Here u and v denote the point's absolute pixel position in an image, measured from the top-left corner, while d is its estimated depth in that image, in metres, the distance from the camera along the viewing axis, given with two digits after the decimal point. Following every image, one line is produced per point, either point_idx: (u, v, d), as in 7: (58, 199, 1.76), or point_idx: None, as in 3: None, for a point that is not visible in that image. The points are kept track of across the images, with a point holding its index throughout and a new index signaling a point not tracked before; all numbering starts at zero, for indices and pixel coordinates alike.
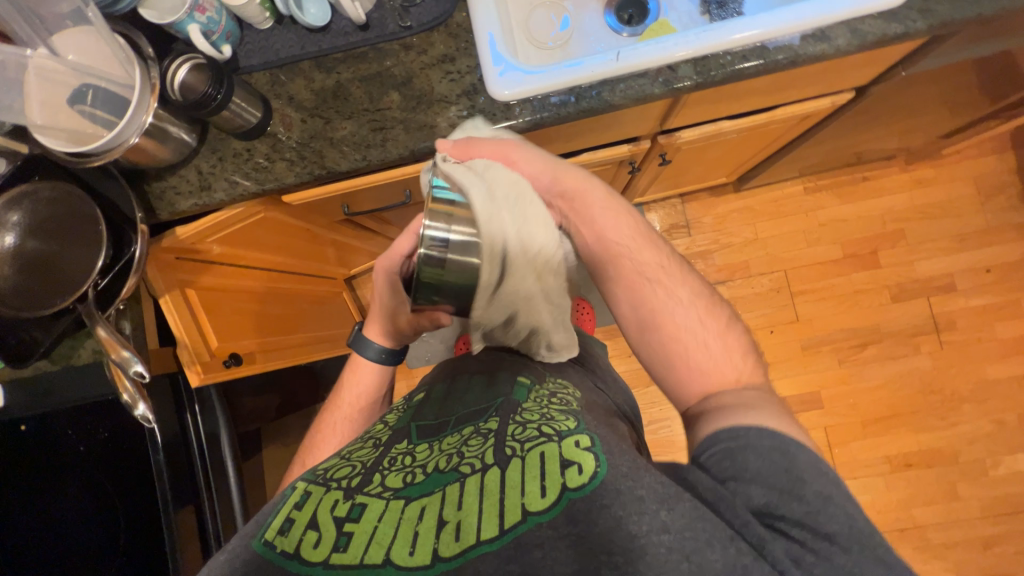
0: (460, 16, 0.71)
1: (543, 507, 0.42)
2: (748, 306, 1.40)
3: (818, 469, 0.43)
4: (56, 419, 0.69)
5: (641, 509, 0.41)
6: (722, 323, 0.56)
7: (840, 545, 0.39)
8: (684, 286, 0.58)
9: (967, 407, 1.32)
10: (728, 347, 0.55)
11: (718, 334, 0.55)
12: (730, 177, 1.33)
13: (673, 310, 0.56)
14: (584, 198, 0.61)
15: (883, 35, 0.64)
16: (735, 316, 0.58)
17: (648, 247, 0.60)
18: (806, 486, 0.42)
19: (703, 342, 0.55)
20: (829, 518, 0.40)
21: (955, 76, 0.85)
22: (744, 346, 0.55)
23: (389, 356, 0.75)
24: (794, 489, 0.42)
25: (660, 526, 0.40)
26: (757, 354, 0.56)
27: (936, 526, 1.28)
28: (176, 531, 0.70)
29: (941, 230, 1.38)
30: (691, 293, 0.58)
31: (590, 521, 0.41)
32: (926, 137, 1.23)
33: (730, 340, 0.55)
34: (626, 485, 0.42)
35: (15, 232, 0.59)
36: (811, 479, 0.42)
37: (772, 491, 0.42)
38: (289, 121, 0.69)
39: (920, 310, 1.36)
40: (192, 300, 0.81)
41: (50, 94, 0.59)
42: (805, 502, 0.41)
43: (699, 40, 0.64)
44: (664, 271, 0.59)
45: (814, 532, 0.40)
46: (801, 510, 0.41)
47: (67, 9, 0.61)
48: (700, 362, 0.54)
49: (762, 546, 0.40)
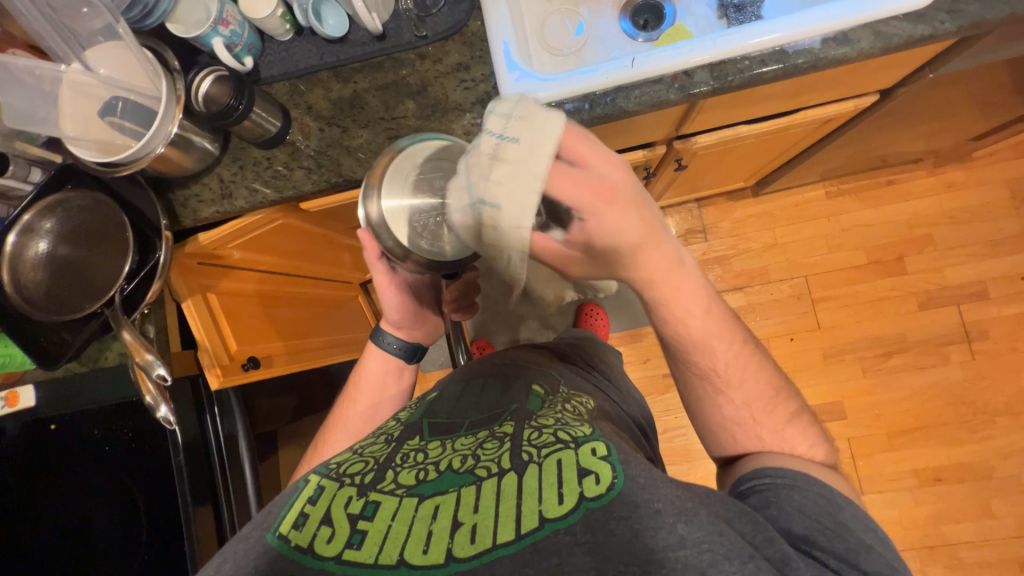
0: (475, 24, 0.71)
1: (560, 514, 0.42)
2: (767, 313, 1.37)
3: (862, 524, 0.45)
4: (84, 418, 0.72)
5: (659, 523, 0.41)
6: (783, 416, 0.55)
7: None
8: (744, 386, 0.56)
9: (1001, 421, 1.26)
10: (788, 440, 0.54)
11: (774, 426, 0.55)
12: (748, 181, 1.30)
13: (723, 401, 0.56)
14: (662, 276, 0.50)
15: (908, 37, 0.62)
16: (798, 405, 0.57)
17: (717, 338, 0.55)
18: (849, 531, 0.44)
19: (762, 436, 0.55)
20: (869, 561, 0.42)
21: (987, 76, 0.82)
22: (812, 439, 0.55)
23: (405, 351, 0.77)
24: (836, 528, 0.44)
25: (678, 541, 0.40)
26: (822, 439, 0.56)
27: (968, 545, 1.22)
28: (194, 532, 0.71)
29: (972, 235, 1.33)
30: (754, 390, 0.56)
31: (608, 531, 0.41)
32: (957, 139, 1.19)
33: (791, 434, 0.55)
34: (644, 499, 0.42)
35: (48, 238, 0.61)
36: (852, 526, 0.44)
37: (817, 524, 0.44)
38: (307, 130, 0.71)
39: (950, 318, 1.31)
40: (213, 304, 0.83)
41: (81, 106, 0.61)
42: (846, 542, 0.43)
43: (717, 45, 0.63)
44: (722, 364, 0.56)
45: (851, 567, 0.41)
46: (843, 546, 0.43)
47: (98, 24, 0.62)
48: (755, 448, 0.55)
49: (786, 562, 0.40)
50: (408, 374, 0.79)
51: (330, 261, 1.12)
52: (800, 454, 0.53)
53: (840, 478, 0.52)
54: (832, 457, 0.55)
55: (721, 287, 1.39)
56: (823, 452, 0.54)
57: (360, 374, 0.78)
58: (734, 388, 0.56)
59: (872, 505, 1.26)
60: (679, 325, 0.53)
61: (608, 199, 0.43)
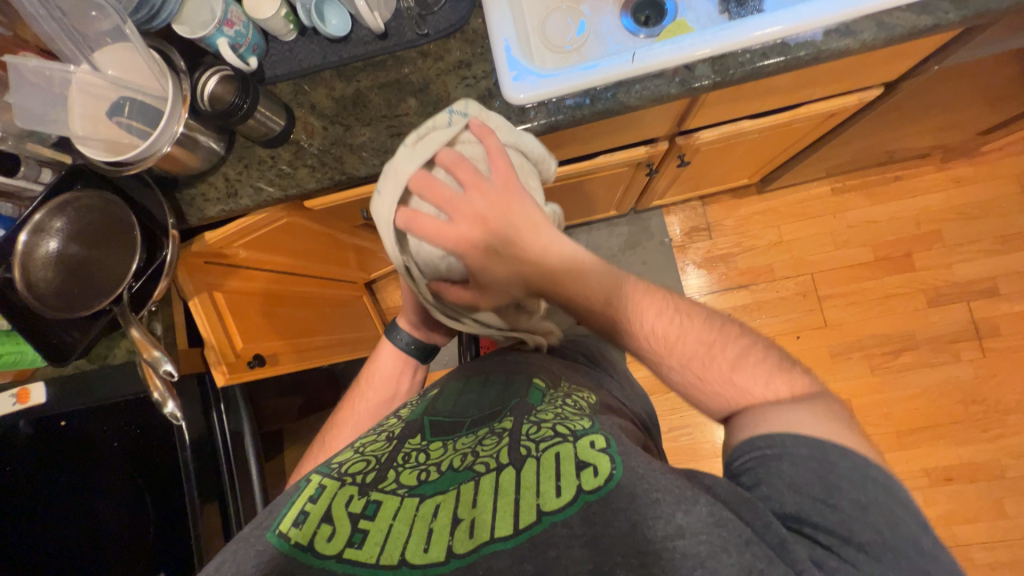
0: (476, 22, 0.72)
1: (558, 507, 0.42)
2: (772, 311, 1.36)
3: (858, 481, 0.42)
4: (94, 415, 0.73)
5: (658, 513, 0.40)
6: (730, 363, 0.53)
7: (871, 554, 0.39)
8: (678, 348, 0.54)
9: (1013, 419, 1.24)
10: (745, 387, 0.51)
11: (727, 378, 0.52)
12: (752, 179, 1.30)
13: (672, 370, 0.55)
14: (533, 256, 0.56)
15: (912, 28, 0.61)
16: (745, 345, 0.54)
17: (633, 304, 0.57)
18: (842, 494, 0.41)
19: (717, 388, 0.52)
20: (866, 526, 0.39)
21: (994, 69, 0.81)
22: (769, 378, 0.51)
23: (417, 349, 0.78)
24: (828, 498, 0.41)
25: (677, 531, 0.39)
26: (782, 366, 0.53)
27: (981, 546, 1.20)
28: (201, 528, 0.72)
29: (981, 231, 1.31)
30: (688, 348, 0.54)
31: (606, 523, 0.41)
32: (964, 134, 1.18)
33: (745, 377, 0.52)
34: (642, 489, 0.42)
35: (58, 237, 0.61)
36: (847, 489, 0.41)
37: (806, 497, 0.42)
38: (311, 128, 0.71)
39: (959, 315, 1.29)
40: (219, 303, 0.83)
41: (90, 107, 0.62)
42: (841, 511, 0.40)
43: (718, 38, 0.63)
44: (653, 329, 0.55)
45: (845, 541, 0.39)
46: (836, 518, 0.40)
47: (106, 26, 0.63)
48: (723, 407, 0.52)
49: (783, 546, 0.39)
50: (418, 373, 0.79)
51: (335, 260, 1.13)
52: (760, 400, 0.50)
53: (820, 407, 0.48)
54: (801, 382, 0.51)
55: (726, 285, 1.38)
56: (787, 383, 0.51)
57: (371, 370, 0.78)
58: (672, 352, 0.55)
59: None
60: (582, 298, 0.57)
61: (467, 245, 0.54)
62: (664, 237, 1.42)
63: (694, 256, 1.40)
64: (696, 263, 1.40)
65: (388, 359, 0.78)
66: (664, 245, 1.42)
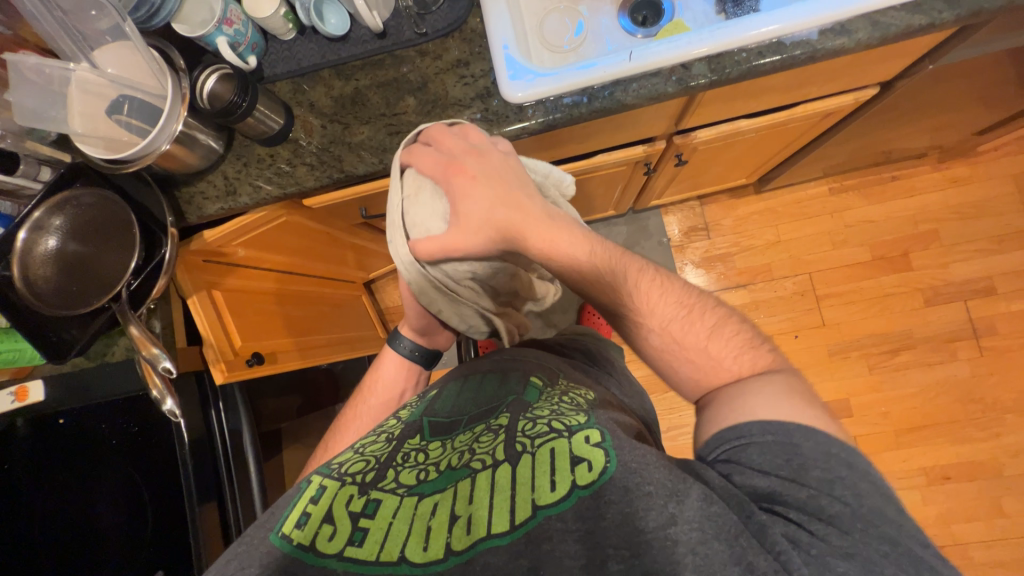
0: (474, 21, 0.72)
1: (552, 501, 0.42)
2: (770, 310, 1.36)
3: (821, 456, 0.42)
4: (93, 412, 0.73)
5: (650, 504, 0.41)
6: (706, 330, 0.54)
7: (841, 528, 0.39)
8: (659, 309, 0.55)
9: (1011, 417, 1.24)
10: (716, 355, 0.53)
11: (701, 345, 0.53)
12: (750, 179, 1.30)
13: (646, 333, 0.56)
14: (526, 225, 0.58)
15: (906, 27, 0.62)
16: (721, 317, 0.55)
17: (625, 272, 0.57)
18: (808, 473, 0.42)
19: (691, 356, 0.53)
20: (832, 500, 0.40)
21: (989, 68, 0.82)
22: (739, 350, 0.53)
23: (422, 356, 0.78)
24: (796, 477, 0.42)
25: (668, 520, 0.40)
26: (752, 342, 0.54)
27: (979, 544, 1.20)
28: (199, 525, 0.72)
29: (978, 231, 1.32)
30: (668, 310, 0.55)
31: (599, 516, 0.41)
32: (961, 134, 1.18)
33: (717, 347, 0.53)
34: (635, 481, 0.42)
35: (57, 235, 0.61)
36: (810, 465, 0.42)
37: (775, 480, 0.42)
38: (310, 127, 0.72)
39: (957, 315, 1.30)
40: (218, 301, 0.83)
41: (89, 105, 0.62)
42: (809, 488, 0.41)
43: (715, 37, 0.63)
44: (634, 292, 0.56)
45: (816, 517, 0.40)
46: (804, 495, 0.41)
47: (106, 25, 0.63)
48: (695, 376, 0.53)
49: (762, 531, 0.40)
50: (421, 376, 0.80)
51: (333, 259, 1.13)
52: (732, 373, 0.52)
53: (782, 383, 0.49)
54: (765, 359, 0.52)
55: (724, 284, 1.39)
56: (754, 357, 0.52)
57: (374, 379, 0.78)
58: (650, 316, 0.55)
59: None
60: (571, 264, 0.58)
61: (457, 172, 0.59)
62: (663, 236, 1.42)
63: (693, 256, 1.41)
64: (694, 263, 1.40)
65: (391, 361, 0.78)
66: (663, 245, 1.42)
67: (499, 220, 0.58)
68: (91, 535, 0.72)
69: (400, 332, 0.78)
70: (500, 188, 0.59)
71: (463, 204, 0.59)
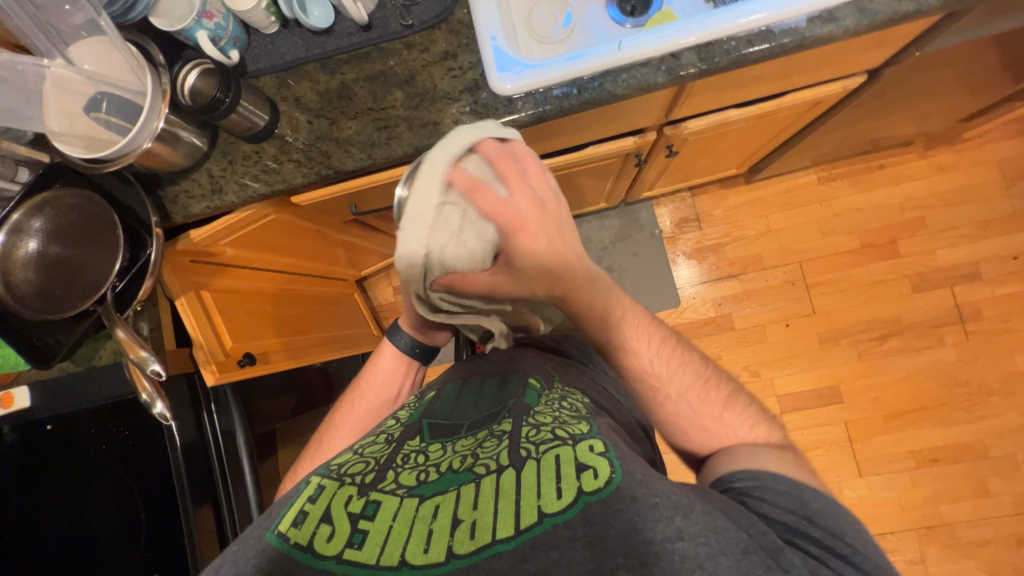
0: (461, 12, 0.71)
1: (558, 509, 0.42)
2: (761, 300, 1.37)
3: (833, 505, 0.46)
4: (80, 419, 0.72)
5: (656, 515, 0.42)
6: (721, 403, 0.57)
7: (854, 564, 0.43)
8: (676, 377, 0.58)
9: (996, 399, 1.27)
10: (730, 426, 0.55)
11: (714, 414, 0.56)
12: (740, 169, 1.31)
13: (663, 398, 0.57)
14: (570, 296, 0.60)
15: (893, 14, 0.62)
16: (734, 390, 0.58)
17: (648, 335, 0.60)
18: (822, 517, 0.45)
19: (705, 424, 0.56)
20: (843, 541, 0.43)
21: (975, 56, 0.82)
22: (751, 422, 0.56)
23: (420, 353, 0.77)
24: (812, 518, 0.44)
25: (676, 533, 0.41)
26: (762, 417, 0.57)
27: (966, 524, 1.23)
28: (195, 529, 0.71)
29: (963, 217, 1.34)
30: (685, 377, 0.58)
31: (606, 524, 0.41)
32: (946, 121, 1.20)
33: (733, 419, 0.56)
34: (641, 492, 0.43)
35: (38, 238, 0.60)
36: (823, 511, 0.45)
37: (791, 517, 0.45)
38: (296, 123, 0.70)
39: (944, 300, 1.32)
40: (207, 302, 0.82)
41: (67, 103, 0.61)
42: (823, 529, 0.44)
43: (704, 26, 0.63)
44: (650, 360, 0.59)
45: (832, 553, 0.43)
46: (820, 533, 0.44)
47: (80, 19, 0.62)
48: (707, 443, 0.55)
49: (779, 553, 0.41)
50: (419, 373, 0.79)
51: (323, 257, 1.12)
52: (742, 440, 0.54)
53: (792, 456, 0.51)
54: (777, 435, 0.55)
55: (715, 275, 1.39)
56: (765, 429, 0.55)
57: (371, 380, 0.77)
58: (668, 381, 0.58)
59: (870, 488, 1.27)
60: (603, 330, 0.60)
61: (518, 226, 0.56)
62: (655, 228, 1.42)
63: (685, 247, 1.41)
64: (686, 254, 1.41)
65: (391, 358, 0.77)
66: (655, 237, 1.42)
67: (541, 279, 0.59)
68: (84, 543, 0.71)
69: (399, 327, 0.77)
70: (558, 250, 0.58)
71: (513, 258, 0.57)
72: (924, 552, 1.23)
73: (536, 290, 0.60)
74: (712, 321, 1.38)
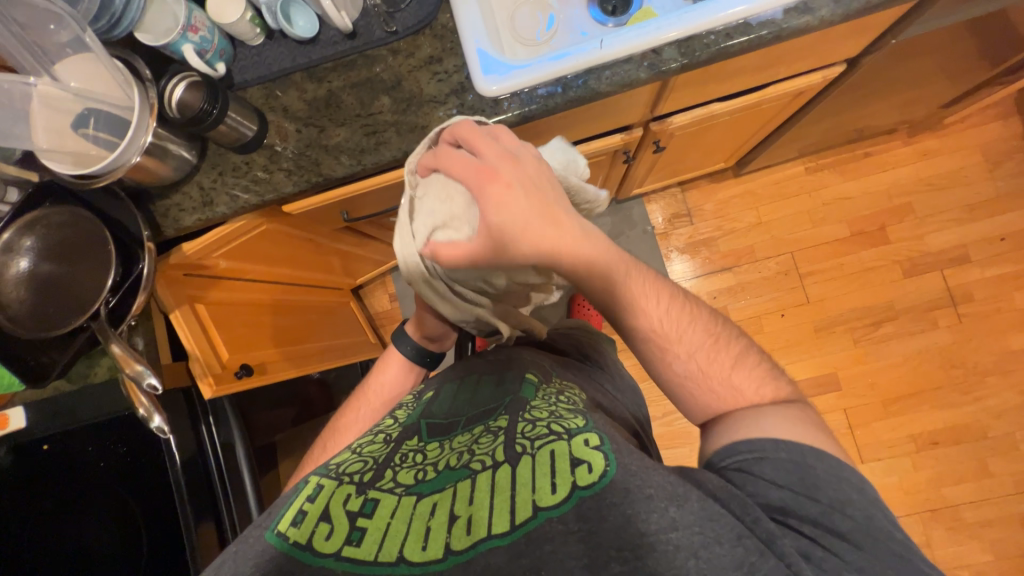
0: (444, 17, 0.72)
1: (553, 502, 0.42)
2: (756, 291, 1.38)
3: (838, 474, 0.45)
4: (78, 437, 0.71)
5: (651, 507, 0.42)
6: (731, 361, 0.55)
7: (853, 542, 0.42)
8: (686, 338, 0.55)
9: (992, 380, 1.28)
10: (739, 386, 0.53)
11: (724, 375, 0.54)
12: (728, 162, 1.32)
13: (672, 360, 0.55)
14: (562, 254, 0.52)
15: (867, 2, 0.63)
16: (745, 346, 0.56)
17: (654, 293, 0.57)
18: (821, 491, 0.44)
19: (714, 386, 0.54)
20: (843, 516, 0.43)
21: (951, 43, 0.84)
22: (760, 380, 0.54)
23: (428, 359, 0.78)
24: (810, 492, 0.44)
25: (669, 524, 0.41)
26: (772, 371, 0.56)
27: (969, 505, 1.24)
28: (197, 543, 0.70)
29: (949, 201, 1.36)
30: (695, 336, 0.56)
31: (600, 518, 0.41)
32: (928, 108, 1.22)
33: (742, 377, 0.54)
34: (635, 484, 0.43)
35: (29, 256, 0.61)
36: (824, 484, 0.44)
37: (789, 492, 0.44)
38: (284, 132, 0.71)
39: (935, 284, 1.33)
40: (202, 315, 0.82)
41: (54, 120, 0.61)
42: (821, 504, 0.43)
43: (684, 21, 0.64)
44: (658, 321, 0.56)
45: (831, 532, 0.42)
46: (818, 510, 0.43)
47: (66, 37, 0.62)
48: (716, 406, 0.53)
49: (772, 540, 0.41)
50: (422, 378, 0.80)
51: (317, 267, 1.12)
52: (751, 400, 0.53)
53: (796, 413, 0.51)
54: (786, 391, 0.54)
55: (709, 269, 1.40)
56: (774, 387, 0.54)
57: (371, 386, 0.77)
58: (677, 343, 0.55)
59: (872, 474, 1.27)
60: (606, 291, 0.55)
61: (489, 178, 0.52)
62: (647, 225, 1.44)
63: (677, 243, 1.43)
64: (679, 249, 1.42)
65: (394, 364, 0.77)
66: (647, 233, 1.43)
67: (526, 235, 0.51)
68: (89, 560, 0.71)
69: (404, 334, 0.77)
70: (535, 201, 0.52)
71: (487, 215, 0.51)
72: (928, 536, 1.24)
73: (526, 253, 0.52)
74: None
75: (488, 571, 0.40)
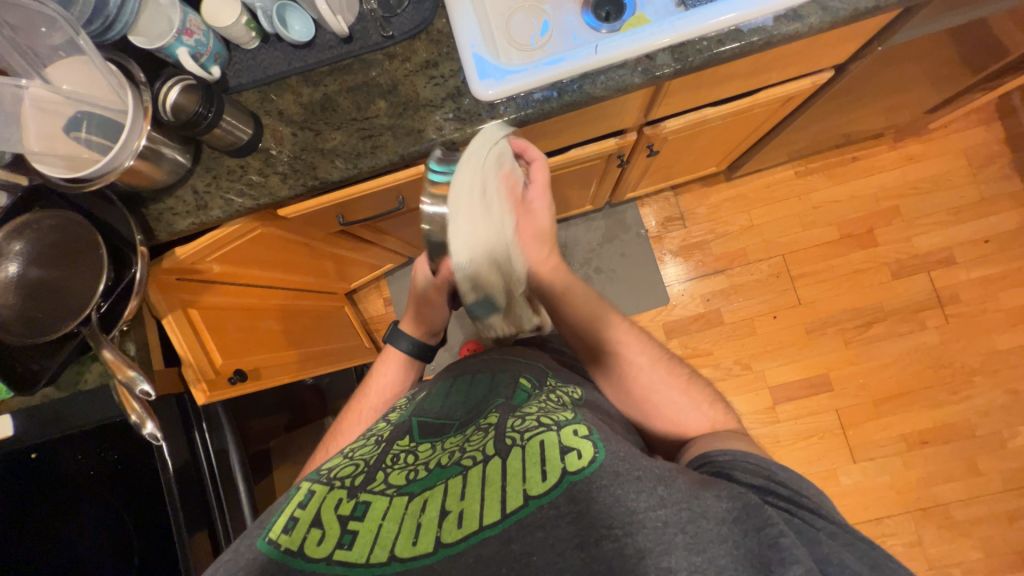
0: (440, 22, 0.72)
1: (544, 490, 0.42)
2: (749, 294, 1.40)
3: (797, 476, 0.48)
4: (66, 446, 0.70)
5: (639, 487, 0.42)
6: (684, 378, 0.65)
7: (825, 516, 0.43)
8: (646, 352, 0.66)
9: (978, 379, 1.31)
10: (695, 400, 0.63)
11: (681, 389, 0.63)
12: (720, 167, 1.34)
13: (636, 372, 0.64)
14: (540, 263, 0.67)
15: (854, 10, 0.65)
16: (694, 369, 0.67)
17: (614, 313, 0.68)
18: (789, 479, 0.47)
19: (674, 398, 0.63)
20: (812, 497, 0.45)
21: (934, 50, 0.86)
22: (711, 397, 0.63)
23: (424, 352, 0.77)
24: (778, 478, 0.47)
25: (657, 502, 0.41)
26: (722, 398, 0.64)
27: (959, 503, 1.26)
28: (190, 552, 0.69)
29: (935, 204, 1.38)
30: (653, 357, 0.66)
31: (589, 499, 0.42)
32: (913, 113, 1.25)
33: (696, 394, 0.63)
34: (624, 467, 0.44)
35: (18, 261, 0.60)
36: (790, 478, 0.47)
37: (761, 482, 0.47)
38: (280, 136, 0.71)
39: (923, 286, 1.36)
40: (194, 320, 0.81)
41: (47, 124, 0.61)
42: (790, 488, 0.46)
43: (675, 28, 0.66)
44: (622, 335, 0.66)
45: (805, 509, 0.43)
46: (789, 490, 0.45)
47: (58, 39, 0.61)
48: (679, 421, 0.62)
49: (759, 507, 0.41)
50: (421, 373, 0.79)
51: (312, 271, 1.11)
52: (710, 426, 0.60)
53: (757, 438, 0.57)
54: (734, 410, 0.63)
55: (702, 271, 1.42)
56: (723, 404, 0.63)
57: (375, 379, 0.76)
58: (639, 356, 0.65)
59: (864, 473, 1.29)
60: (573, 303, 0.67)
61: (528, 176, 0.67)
62: (640, 228, 1.45)
63: (671, 246, 1.44)
64: (672, 252, 1.43)
65: (397, 360, 0.77)
66: (641, 236, 1.45)
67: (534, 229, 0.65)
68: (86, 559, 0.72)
69: (401, 331, 0.77)
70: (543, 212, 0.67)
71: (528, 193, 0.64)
72: (920, 534, 1.25)
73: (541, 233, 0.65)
74: (701, 316, 1.40)
75: (479, 563, 0.39)
